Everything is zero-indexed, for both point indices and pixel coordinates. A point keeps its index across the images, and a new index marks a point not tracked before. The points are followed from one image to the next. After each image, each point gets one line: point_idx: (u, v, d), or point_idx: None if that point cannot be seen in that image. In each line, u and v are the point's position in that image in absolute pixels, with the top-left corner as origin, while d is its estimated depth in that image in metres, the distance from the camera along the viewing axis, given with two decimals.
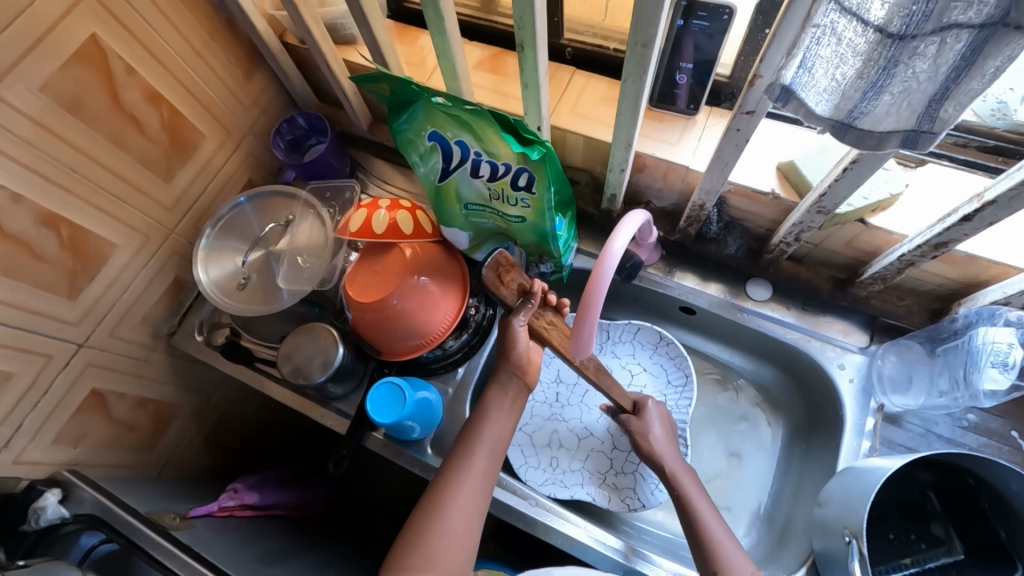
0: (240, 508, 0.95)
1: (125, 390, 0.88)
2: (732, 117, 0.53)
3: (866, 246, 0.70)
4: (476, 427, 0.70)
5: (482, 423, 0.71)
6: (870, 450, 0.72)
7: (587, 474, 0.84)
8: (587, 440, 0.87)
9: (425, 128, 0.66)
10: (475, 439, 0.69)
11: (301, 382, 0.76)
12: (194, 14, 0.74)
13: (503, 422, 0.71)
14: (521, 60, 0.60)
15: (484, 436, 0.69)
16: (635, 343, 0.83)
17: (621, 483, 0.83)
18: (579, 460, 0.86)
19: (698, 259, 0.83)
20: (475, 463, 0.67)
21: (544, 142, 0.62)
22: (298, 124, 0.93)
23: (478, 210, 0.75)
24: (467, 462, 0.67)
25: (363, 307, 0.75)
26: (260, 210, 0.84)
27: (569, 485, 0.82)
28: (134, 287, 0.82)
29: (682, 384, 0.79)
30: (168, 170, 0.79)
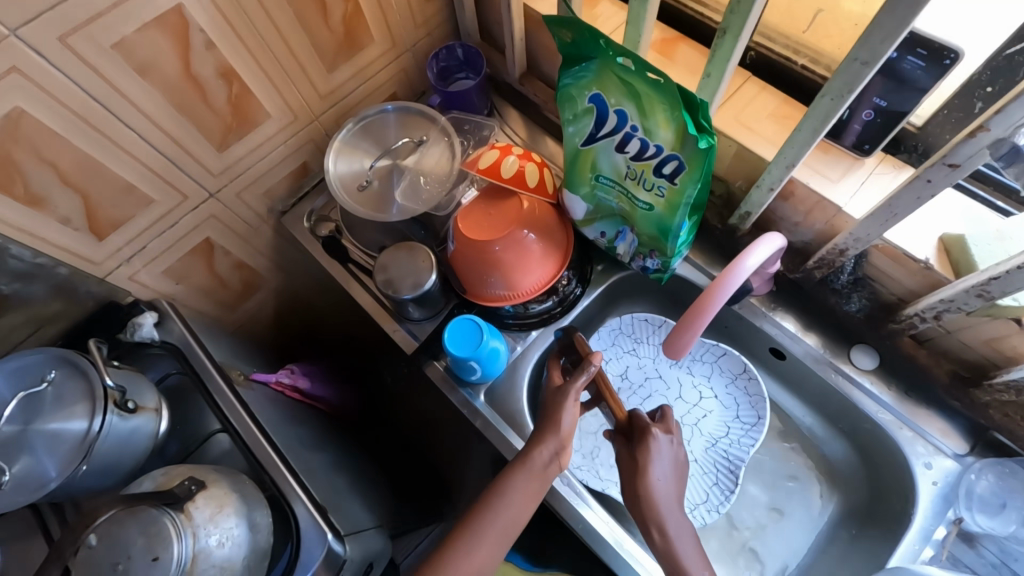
0: (292, 389, 1.00)
1: (230, 250, 0.94)
2: (928, 164, 0.49)
3: (1007, 350, 0.64)
4: (498, 500, 0.69)
5: (502, 499, 0.69)
6: (931, 559, 0.68)
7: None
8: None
9: (591, 88, 0.65)
10: (496, 508, 0.69)
11: (389, 294, 0.79)
12: None
13: (525, 505, 0.69)
14: (716, 45, 0.57)
15: (502, 514, 0.68)
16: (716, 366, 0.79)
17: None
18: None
19: (810, 306, 0.79)
20: (481, 548, 0.66)
21: (713, 133, 0.57)
22: (455, 54, 0.94)
23: (608, 184, 0.74)
24: (479, 532, 0.67)
25: (468, 243, 0.77)
26: (399, 124, 0.87)
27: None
28: (269, 159, 0.87)
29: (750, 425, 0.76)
30: (332, 62, 0.83)
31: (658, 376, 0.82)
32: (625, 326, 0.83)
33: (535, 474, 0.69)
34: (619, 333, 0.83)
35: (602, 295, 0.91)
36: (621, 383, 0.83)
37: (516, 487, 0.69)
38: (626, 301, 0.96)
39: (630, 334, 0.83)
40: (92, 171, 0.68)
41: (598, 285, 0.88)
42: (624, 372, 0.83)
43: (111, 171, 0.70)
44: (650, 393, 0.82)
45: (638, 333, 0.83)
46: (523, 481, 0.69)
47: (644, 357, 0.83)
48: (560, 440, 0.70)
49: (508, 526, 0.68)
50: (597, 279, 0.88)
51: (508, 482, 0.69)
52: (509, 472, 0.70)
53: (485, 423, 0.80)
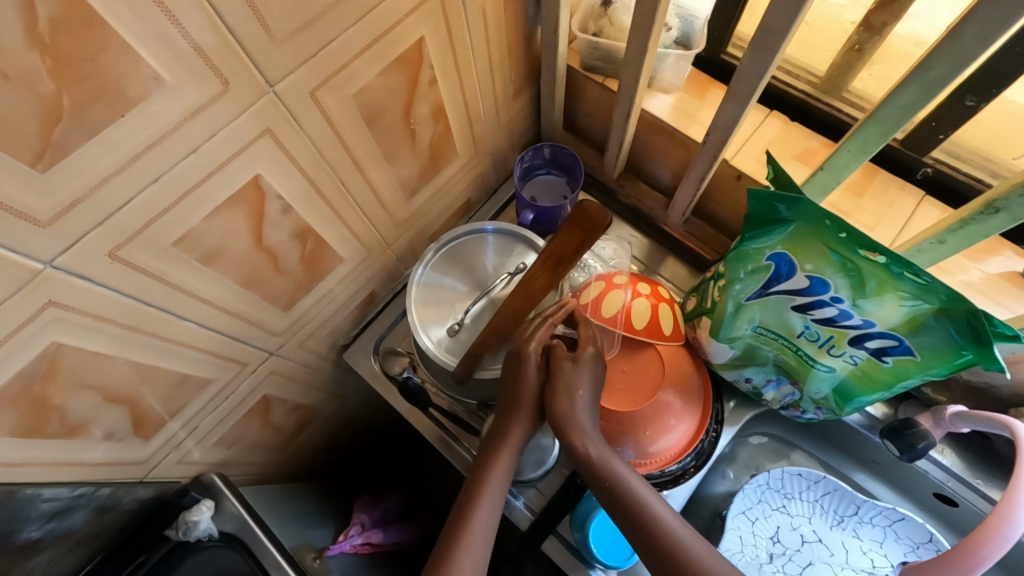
0: (364, 545, 0.87)
1: (287, 396, 0.79)
2: None
3: None
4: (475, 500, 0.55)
5: (468, 511, 0.54)
6: None
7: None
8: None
9: (780, 249, 0.52)
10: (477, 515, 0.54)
11: (506, 475, 0.66)
12: (506, 25, 0.62)
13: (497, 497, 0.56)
14: (974, 218, 0.44)
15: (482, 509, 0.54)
16: (892, 530, 0.68)
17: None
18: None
19: (996, 459, 0.68)
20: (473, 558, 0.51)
21: (983, 345, 0.45)
22: (541, 154, 0.81)
23: (773, 339, 0.61)
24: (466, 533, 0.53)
25: (604, 413, 0.63)
26: (493, 252, 0.73)
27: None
28: (335, 301, 0.72)
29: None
30: (414, 187, 0.68)
31: (819, 539, 0.72)
32: (776, 484, 0.72)
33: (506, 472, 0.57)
34: (768, 490, 0.72)
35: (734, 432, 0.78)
36: (776, 549, 0.72)
37: (495, 485, 0.56)
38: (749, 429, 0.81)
39: (782, 491, 0.73)
40: (143, 377, 0.53)
41: (733, 425, 0.75)
42: (777, 535, 0.72)
43: (164, 369, 0.54)
44: (810, 559, 0.71)
45: (789, 489, 0.73)
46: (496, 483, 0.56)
47: (800, 516, 0.73)
48: (521, 425, 0.59)
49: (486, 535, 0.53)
50: (729, 417, 0.75)
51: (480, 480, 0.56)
52: (473, 493, 0.56)
53: None
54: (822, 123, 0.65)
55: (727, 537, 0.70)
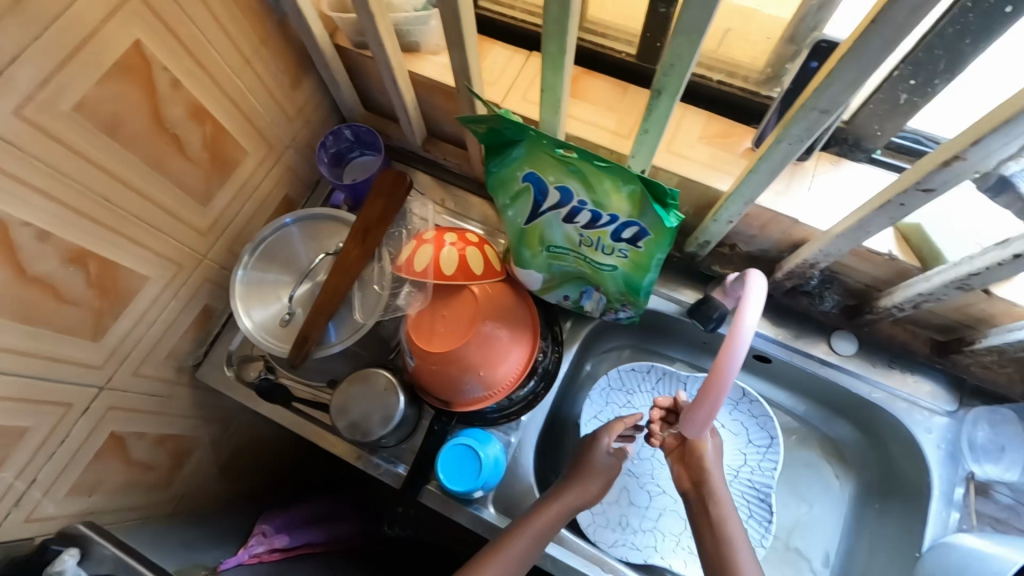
0: (270, 552, 0.86)
1: (143, 430, 0.78)
2: (901, 191, 0.47)
3: (977, 314, 0.66)
4: (506, 539, 0.64)
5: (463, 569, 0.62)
6: (960, 523, 0.70)
7: (661, 537, 0.78)
8: (659, 498, 0.82)
9: (524, 169, 0.58)
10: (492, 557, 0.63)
11: (359, 439, 0.69)
12: (246, 17, 0.63)
13: (537, 541, 0.65)
14: (651, 106, 0.51)
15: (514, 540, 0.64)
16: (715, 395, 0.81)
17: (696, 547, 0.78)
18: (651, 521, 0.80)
19: (784, 310, 0.78)
20: None
21: (676, 206, 0.54)
22: (344, 136, 0.83)
23: (562, 254, 0.68)
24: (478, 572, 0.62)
25: (433, 356, 0.68)
26: (307, 238, 0.75)
27: (642, 547, 0.77)
28: (161, 321, 0.72)
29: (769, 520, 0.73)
30: (206, 193, 0.69)
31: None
32: (617, 387, 0.83)
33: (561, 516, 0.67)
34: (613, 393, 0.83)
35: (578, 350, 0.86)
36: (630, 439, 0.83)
37: (534, 526, 0.65)
38: (598, 342, 0.90)
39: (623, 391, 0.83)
40: None
41: (573, 343, 0.83)
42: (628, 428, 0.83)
43: None
44: None
45: (630, 386, 0.83)
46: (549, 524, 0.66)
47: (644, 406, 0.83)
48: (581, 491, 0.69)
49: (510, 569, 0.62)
50: (569, 337, 0.83)
51: (530, 519, 0.66)
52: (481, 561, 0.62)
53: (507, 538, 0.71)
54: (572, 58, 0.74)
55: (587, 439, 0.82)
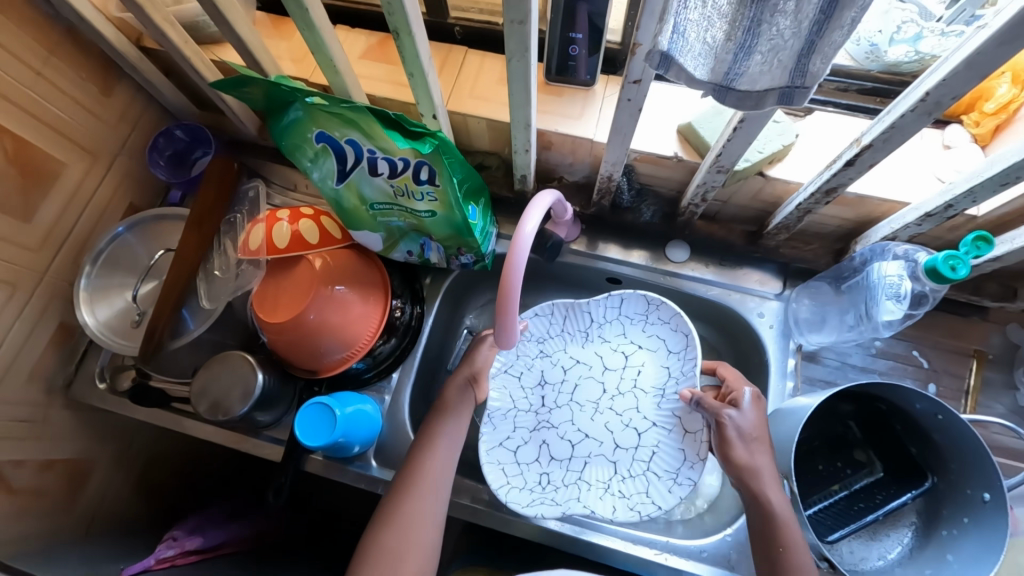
0: (183, 555, 0.82)
1: (22, 456, 0.76)
2: (622, 87, 0.51)
3: (769, 198, 0.72)
4: (436, 422, 0.69)
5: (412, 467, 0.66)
6: (795, 390, 0.76)
7: (584, 486, 0.75)
8: (583, 445, 0.79)
9: (310, 129, 0.61)
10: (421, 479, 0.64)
11: (221, 418, 0.70)
12: (24, 28, 0.64)
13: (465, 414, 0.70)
14: (400, 47, 0.55)
15: (435, 457, 0.66)
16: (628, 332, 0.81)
17: (632, 481, 0.75)
18: (574, 474, 0.77)
19: (618, 230, 0.84)
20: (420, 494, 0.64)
21: (435, 134, 0.60)
22: (176, 137, 0.85)
23: (384, 209, 0.70)
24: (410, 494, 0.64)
25: (277, 327, 0.69)
26: (145, 240, 0.78)
27: (563, 500, 0.74)
28: (8, 343, 0.72)
29: (695, 458, 0.73)
30: (25, 209, 0.70)
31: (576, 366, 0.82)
32: (534, 343, 0.83)
33: (461, 412, 0.70)
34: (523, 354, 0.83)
35: (445, 304, 0.90)
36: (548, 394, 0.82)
37: (446, 428, 0.68)
38: (473, 296, 0.96)
39: (536, 346, 0.83)
40: None
41: (435, 298, 0.88)
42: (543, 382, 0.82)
43: None
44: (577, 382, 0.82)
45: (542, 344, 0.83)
46: (454, 426, 0.69)
47: (552, 359, 0.83)
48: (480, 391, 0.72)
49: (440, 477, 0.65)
50: (430, 292, 0.88)
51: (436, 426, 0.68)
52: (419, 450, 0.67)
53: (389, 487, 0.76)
54: (373, 23, 0.78)
55: (506, 400, 0.81)
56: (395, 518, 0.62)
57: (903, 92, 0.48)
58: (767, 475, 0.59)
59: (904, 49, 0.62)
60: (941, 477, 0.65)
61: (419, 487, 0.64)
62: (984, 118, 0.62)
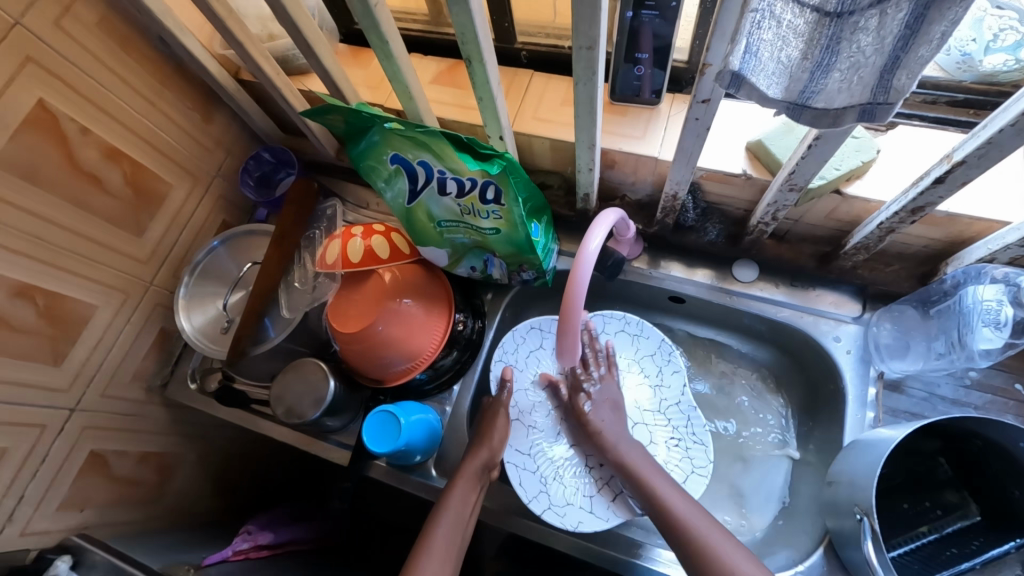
0: (255, 549, 0.88)
1: (124, 447, 0.84)
2: (689, 106, 0.51)
3: (846, 217, 0.68)
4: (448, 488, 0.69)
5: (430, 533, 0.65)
6: (875, 421, 0.70)
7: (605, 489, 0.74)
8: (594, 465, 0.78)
9: (385, 152, 0.65)
10: (426, 551, 0.63)
11: (296, 421, 0.75)
12: (144, 67, 0.72)
13: (473, 480, 0.69)
14: (471, 74, 0.58)
15: (441, 523, 0.65)
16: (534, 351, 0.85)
17: (677, 420, 0.80)
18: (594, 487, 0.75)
19: (680, 249, 0.82)
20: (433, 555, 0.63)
21: (503, 155, 0.62)
22: (264, 159, 0.94)
23: (451, 226, 0.72)
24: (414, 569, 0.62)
25: (348, 338, 0.73)
26: (235, 254, 0.86)
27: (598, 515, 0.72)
28: (118, 344, 0.80)
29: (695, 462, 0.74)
30: (137, 226, 0.78)
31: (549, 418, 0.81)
32: (519, 468, 0.76)
33: (473, 483, 0.69)
34: (523, 470, 0.76)
35: (504, 319, 0.93)
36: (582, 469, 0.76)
37: (455, 498, 0.67)
38: (531, 313, 0.98)
39: (524, 462, 0.76)
40: None
41: (495, 313, 0.90)
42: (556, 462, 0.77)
43: None
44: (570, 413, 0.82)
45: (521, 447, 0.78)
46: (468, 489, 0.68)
47: (539, 443, 0.79)
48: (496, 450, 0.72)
49: (445, 554, 0.63)
50: (491, 307, 0.90)
51: (447, 495, 0.68)
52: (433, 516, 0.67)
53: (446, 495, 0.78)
54: (444, 51, 0.82)
55: (566, 506, 0.73)
56: None
57: (1001, 106, 0.46)
58: (639, 460, 0.69)
59: (1002, 58, 0.58)
60: None
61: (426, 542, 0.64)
62: None
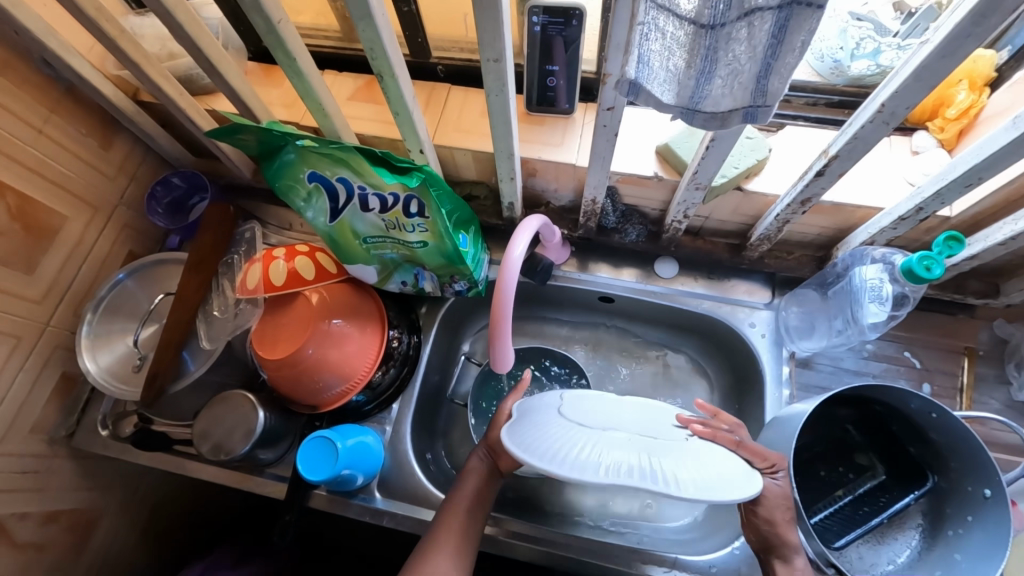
0: None
1: (26, 508, 0.75)
2: (597, 114, 0.54)
3: (749, 211, 0.74)
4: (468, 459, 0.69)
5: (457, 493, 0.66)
6: (791, 397, 0.76)
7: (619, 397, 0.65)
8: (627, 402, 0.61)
9: (302, 170, 0.64)
10: (450, 514, 0.64)
11: (224, 458, 0.71)
12: (24, 90, 0.67)
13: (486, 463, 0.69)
14: (384, 89, 0.58)
15: (465, 489, 0.66)
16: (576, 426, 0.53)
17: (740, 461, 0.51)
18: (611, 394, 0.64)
19: (606, 251, 0.86)
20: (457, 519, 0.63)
21: (422, 168, 0.62)
22: (173, 184, 0.89)
23: (377, 242, 0.72)
24: (439, 536, 0.62)
25: (276, 364, 0.70)
26: (144, 287, 0.80)
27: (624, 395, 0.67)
28: (12, 394, 0.73)
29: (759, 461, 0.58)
30: (27, 263, 0.71)
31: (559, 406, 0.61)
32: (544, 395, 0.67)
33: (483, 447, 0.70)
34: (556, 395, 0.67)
35: (442, 332, 0.92)
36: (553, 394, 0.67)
37: (473, 468, 0.68)
38: (468, 325, 0.98)
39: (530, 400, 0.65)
40: None
41: (432, 326, 0.89)
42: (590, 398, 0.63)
43: None
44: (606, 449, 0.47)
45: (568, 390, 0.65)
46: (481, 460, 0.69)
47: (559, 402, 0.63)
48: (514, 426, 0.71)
49: (472, 518, 0.64)
50: (426, 321, 0.89)
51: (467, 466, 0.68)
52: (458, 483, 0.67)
53: (393, 516, 0.76)
54: (360, 67, 0.82)
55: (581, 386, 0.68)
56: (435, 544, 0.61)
57: (864, 103, 0.51)
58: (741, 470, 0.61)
59: (866, 63, 0.65)
60: (942, 475, 0.66)
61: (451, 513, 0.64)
62: (948, 123, 0.64)
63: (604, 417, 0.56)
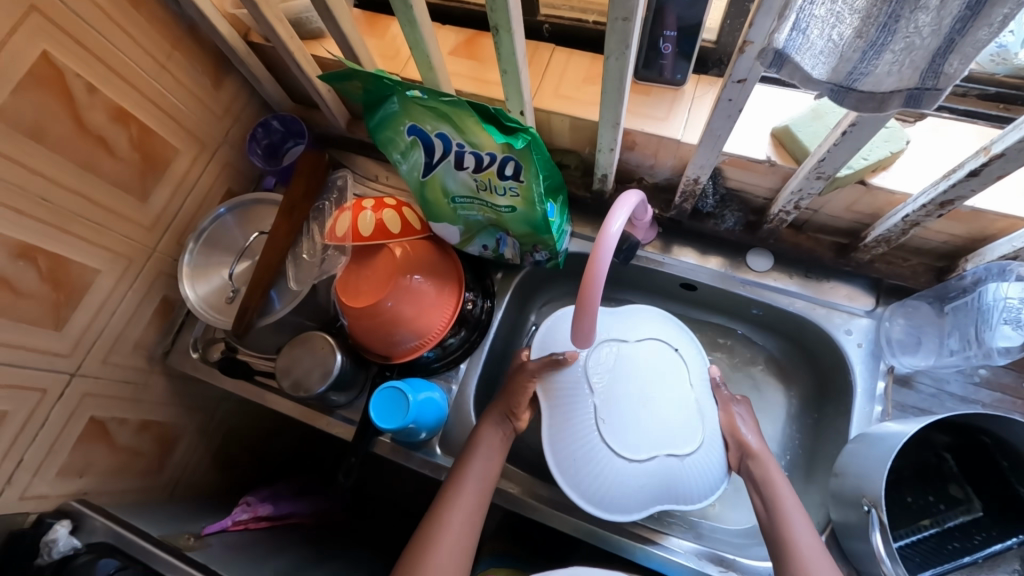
0: (255, 520, 0.87)
1: (125, 415, 0.82)
2: (723, 86, 0.50)
3: (867, 209, 0.68)
4: (478, 434, 0.70)
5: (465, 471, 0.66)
6: (883, 415, 0.70)
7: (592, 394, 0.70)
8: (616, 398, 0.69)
9: (404, 123, 0.64)
10: (451, 506, 0.63)
11: (302, 395, 0.74)
12: (150, 23, 0.69)
13: (494, 446, 0.69)
14: (497, 44, 0.56)
15: (471, 469, 0.67)
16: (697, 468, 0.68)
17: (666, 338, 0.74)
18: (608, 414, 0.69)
19: (696, 236, 0.81)
20: (464, 500, 0.64)
21: (528, 130, 0.60)
22: (272, 127, 0.91)
23: (466, 203, 0.71)
24: (438, 532, 0.61)
25: (358, 313, 0.72)
26: (241, 224, 0.84)
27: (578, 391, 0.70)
28: (121, 311, 0.79)
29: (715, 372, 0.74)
30: (142, 190, 0.76)
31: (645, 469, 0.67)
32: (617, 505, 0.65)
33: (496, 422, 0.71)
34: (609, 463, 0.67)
35: (513, 300, 0.91)
36: (598, 446, 0.67)
37: (484, 444, 0.69)
38: (537, 296, 0.97)
39: (621, 472, 0.67)
40: None
41: (505, 293, 0.89)
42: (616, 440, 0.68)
43: None
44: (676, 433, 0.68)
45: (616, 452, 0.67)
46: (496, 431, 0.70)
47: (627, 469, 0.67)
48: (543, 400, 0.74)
49: (471, 511, 0.63)
50: (501, 287, 0.89)
51: (476, 439, 0.69)
52: (463, 463, 0.67)
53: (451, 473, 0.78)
54: (463, 22, 0.80)
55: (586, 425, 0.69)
56: (440, 521, 0.62)
57: None
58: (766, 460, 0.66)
59: None
60: None
61: (458, 487, 0.65)
62: None
63: (658, 424, 0.68)
